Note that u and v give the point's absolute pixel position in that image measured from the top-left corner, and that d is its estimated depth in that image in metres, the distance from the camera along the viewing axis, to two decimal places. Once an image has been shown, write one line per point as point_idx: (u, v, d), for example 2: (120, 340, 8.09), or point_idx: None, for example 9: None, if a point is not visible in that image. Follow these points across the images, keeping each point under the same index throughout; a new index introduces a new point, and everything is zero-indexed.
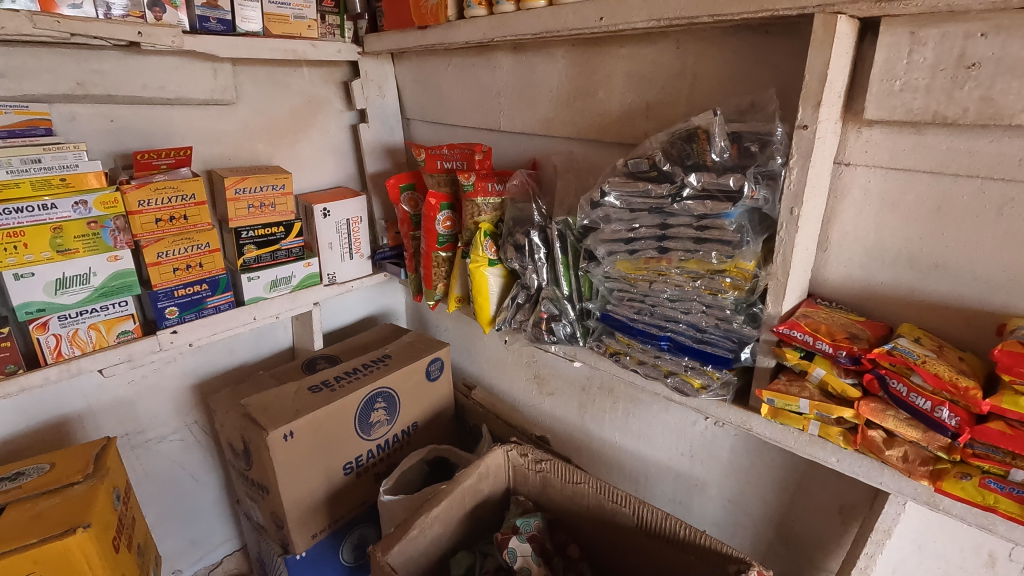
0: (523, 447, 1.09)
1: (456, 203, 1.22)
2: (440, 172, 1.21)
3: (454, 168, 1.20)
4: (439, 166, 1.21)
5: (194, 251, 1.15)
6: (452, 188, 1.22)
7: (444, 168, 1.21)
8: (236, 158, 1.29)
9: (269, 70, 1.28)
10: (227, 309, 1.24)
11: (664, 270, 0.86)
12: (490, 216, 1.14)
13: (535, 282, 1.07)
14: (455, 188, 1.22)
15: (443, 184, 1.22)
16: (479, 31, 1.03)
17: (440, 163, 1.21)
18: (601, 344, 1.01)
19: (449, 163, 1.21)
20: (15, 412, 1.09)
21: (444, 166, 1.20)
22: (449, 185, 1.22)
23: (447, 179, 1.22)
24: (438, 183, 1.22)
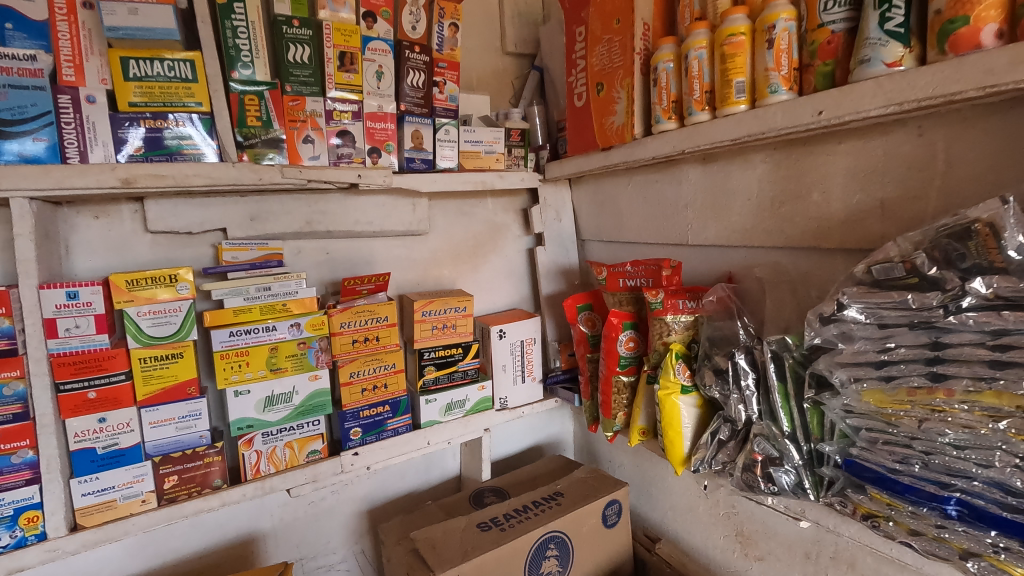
0: None
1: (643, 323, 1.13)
2: (622, 290, 1.15)
3: (638, 286, 1.13)
4: (620, 284, 1.15)
5: (382, 371, 1.18)
6: (640, 308, 1.13)
7: (625, 286, 1.14)
8: (424, 283, 1.36)
9: (458, 202, 1.38)
10: (404, 431, 1.23)
11: (941, 405, 0.64)
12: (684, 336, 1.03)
13: (743, 414, 0.90)
14: (641, 308, 1.13)
15: (626, 303, 1.14)
16: (670, 144, 0.99)
17: (622, 280, 1.15)
18: (845, 504, 0.76)
19: (631, 281, 1.14)
20: (213, 525, 1.14)
21: (626, 284, 1.14)
22: (634, 304, 1.14)
23: (631, 297, 1.14)
24: (620, 303, 1.14)
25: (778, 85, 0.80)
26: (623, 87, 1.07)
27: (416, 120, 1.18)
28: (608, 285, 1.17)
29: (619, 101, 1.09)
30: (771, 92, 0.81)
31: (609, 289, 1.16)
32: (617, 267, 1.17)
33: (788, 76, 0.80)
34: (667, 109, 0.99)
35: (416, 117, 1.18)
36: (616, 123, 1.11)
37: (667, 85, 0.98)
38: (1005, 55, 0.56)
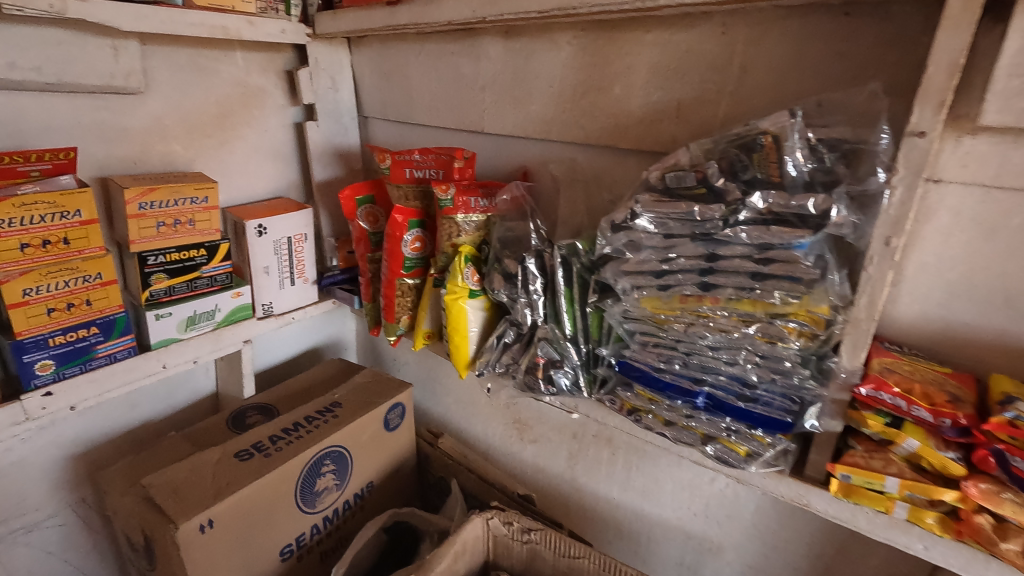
0: (506, 513, 0.88)
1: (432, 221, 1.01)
2: (408, 182, 0.99)
3: (427, 179, 0.99)
4: (406, 175, 0.99)
5: (80, 284, 0.90)
6: (429, 203, 1.00)
7: (413, 177, 0.99)
8: (145, 162, 1.02)
9: (189, 53, 1.02)
10: (126, 357, 0.98)
11: (707, 311, 0.67)
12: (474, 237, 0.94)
13: (529, 318, 0.87)
14: (430, 203, 1.00)
15: (413, 197, 0.99)
16: (469, 8, 0.82)
17: (409, 171, 0.99)
18: (615, 400, 0.80)
19: (419, 172, 0.99)
20: None
21: (413, 175, 0.99)
22: (422, 199, 1.00)
23: (418, 191, 1.00)
24: (406, 197, 1.00)
25: None
26: None
27: None
28: (392, 175, 1.00)
29: None
30: None
31: (393, 180, 1.00)
32: (403, 154, 1.00)
33: None
34: None
35: None
36: None
37: None
38: None
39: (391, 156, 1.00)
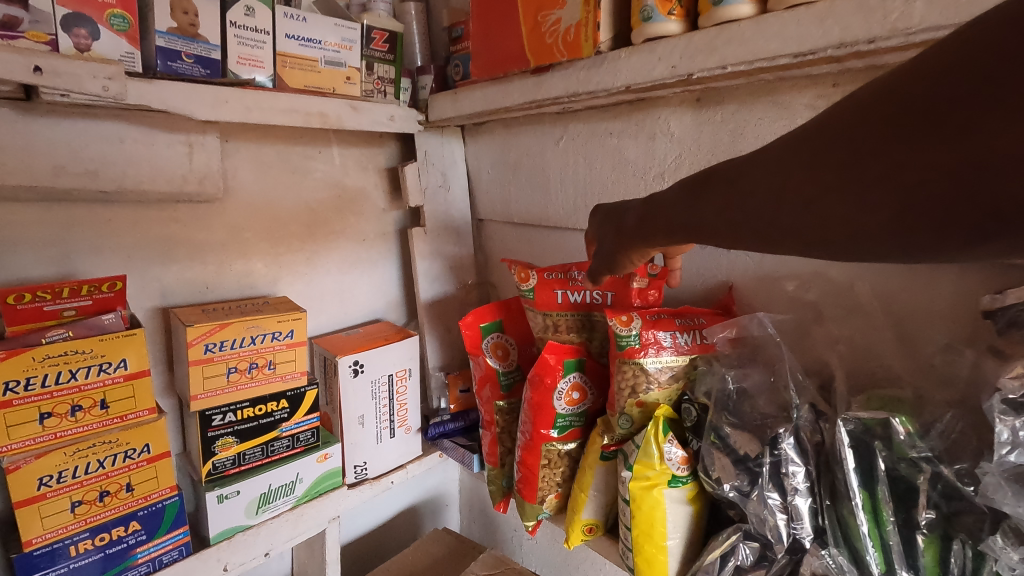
0: None
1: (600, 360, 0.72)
2: (562, 308, 0.72)
3: (591, 303, 0.72)
4: (559, 300, 0.72)
5: (119, 462, 0.62)
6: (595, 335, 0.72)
7: (566, 302, 0.72)
8: (221, 283, 0.80)
9: (278, 150, 0.83)
10: (176, 560, 0.68)
11: None
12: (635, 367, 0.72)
13: (786, 535, 0.53)
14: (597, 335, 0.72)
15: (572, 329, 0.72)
16: (665, 60, 0.57)
17: (561, 292, 0.72)
18: None
19: (577, 294, 0.72)
20: None
21: (569, 297, 0.72)
22: (583, 330, 0.72)
23: (577, 320, 0.72)
24: (561, 330, 0.72)
25: None
26: None
27: None
28: (540, 300, 0.72)
29: None
30: None
31: (542, 307, 0.72)
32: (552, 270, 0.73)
33: None
34: None
35: None
36: (563, 25, 0.65)
37: None
38: None
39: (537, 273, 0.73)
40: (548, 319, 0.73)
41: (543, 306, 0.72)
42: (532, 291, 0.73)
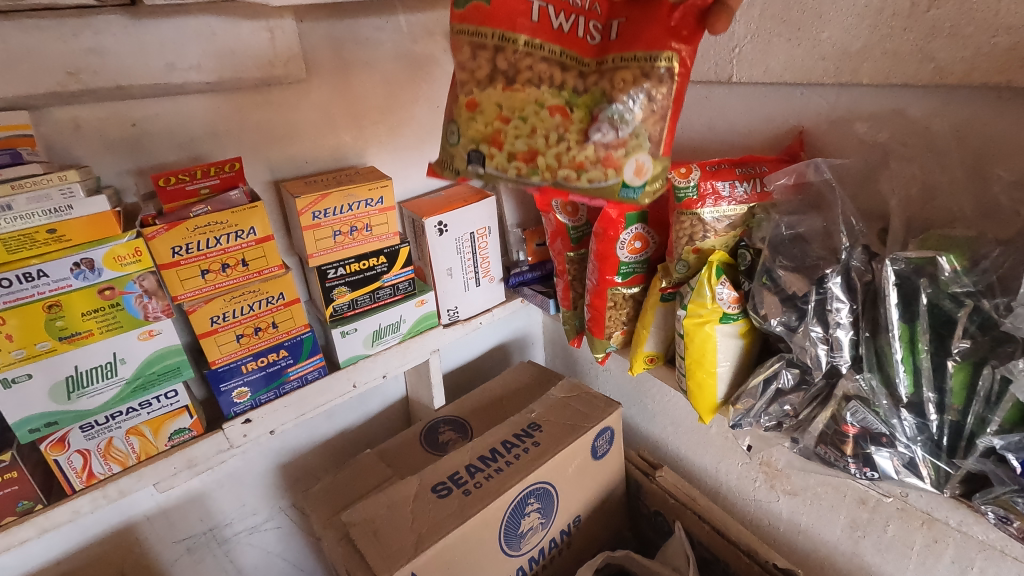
0: None
1: (619, 134, 0.54)
2: (543, 33, 0.55)
3: (589, 46, 0.56)
4: (534, 21, 0.54)
5: (264, 306, 0.79)
6: (597, 86, 0.55)
7: (544, 17, 0.55)
8: (318, 158, 0.89)
9: (351, 23, 0.86)
10: (317, 379, 0.88)
11: None
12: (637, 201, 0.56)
13: (824, 363, 0.58)
14: (606, 93, 0.54)
15: (561, 59, 0.55)
16: None
17: (539, 6, 0.54)
18: (1009, 520, 0.49)
19: (564, 18, 0.55)
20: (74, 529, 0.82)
21: (554, 19, 0.55)
22: (573, 81, 0.55)
23: (566, 59, 0.56)
24: (539, 60, 0.55)
25: None
26: None
27: None
28: (500, 4, 0.54)
29: None
30: None
31: (507, 23, 0.54)
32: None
33: None
34: None
35: None
36: None
37: None
38: None
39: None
40: (520, 32, 0.54)
41: (506, 20, 0.54)
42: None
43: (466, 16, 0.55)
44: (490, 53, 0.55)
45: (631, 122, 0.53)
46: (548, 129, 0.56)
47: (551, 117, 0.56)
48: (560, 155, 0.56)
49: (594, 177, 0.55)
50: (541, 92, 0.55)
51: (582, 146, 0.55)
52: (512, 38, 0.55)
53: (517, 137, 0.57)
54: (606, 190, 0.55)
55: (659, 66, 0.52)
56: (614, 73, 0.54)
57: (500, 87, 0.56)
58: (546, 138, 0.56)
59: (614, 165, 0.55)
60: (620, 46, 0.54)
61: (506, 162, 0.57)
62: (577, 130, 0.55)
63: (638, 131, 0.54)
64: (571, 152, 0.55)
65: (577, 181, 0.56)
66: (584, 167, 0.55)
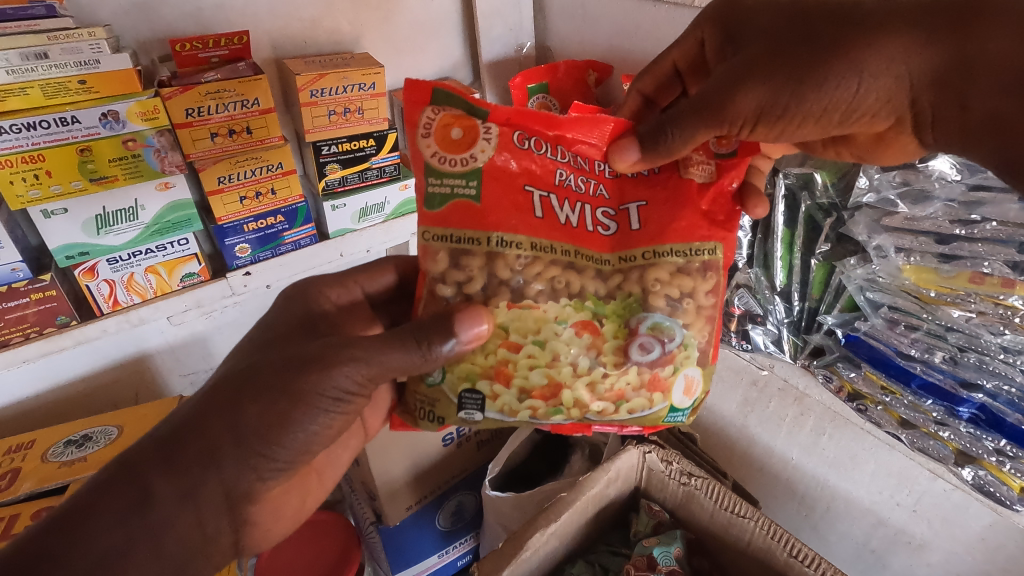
0: (666, 454, 0.96)
1: (665, 349, 0.49)
2: (554, 224, 0.49)
3: (605, 239, 0.49)
4: (535, 215, 0.48)
5: (265, 173, 0.89)
6: (630, 294, 0.49)
7: (546, 209, 0.49)
8: (316, 40, 0.95)
9: None
10: (308, 245, 1.00)
11: (1013, 302, 0.48)
12: (677, 419, 0.52)
13: (727, 258, 0.71)
14: (641, 301, 0.49)
15: (574, 259, 0.49)
16: None
17: (540, 195, 0.48)
18: (830, 379, 0.65)
19: (570, 208, 0.49)
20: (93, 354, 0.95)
21: (561, 203, 0.49)
22: (593, 287, 0.49)
23: (579, 257, 0.49)
24: (549, 262, 0.49)
25: None
26: None
27: None
28: (495, 202, 0.48)
29: None
30: None
31: (504, 223, 0.48)
32: (522, 143, 0.48)
33: None
34: None
35: None
36: None
37: None
38: None
39: (485, 147, 0.48)
40: (522, 232, 0.48)
41: (504, 220, 0.48)
42: (477, 186, 0.48)
43: (450, 217, 0.48)
44: (481, 258, 0.48)
45: (677, 332, 0.49)
46: (574, 353, 0.49)
47: (578, 337, 0.49)
48: (594, 387, 0.49)
49: (636, 405, 0.50)
50: (560, 309, 0.49)
51: (620, 370, 0.49)
52: (513, 240, 0.48)
53: (530, 369, 0.49)
54: (651, 414, 0.51)
55: (701, 256, 0.49)
56: (650, 268, 0.48)
57: (504, 307, 0.49)
58: (571, 368, 0.49)
59: (660, 387, 0.50)
60: (646, 238, 0.48)
61: (518, 403, 0.50)
62: (612, 350, 0.49)
63: (685, 341, 0.50)
64: (607, 380, 0.49)
65: (616, 412, 0.50)
66: (624, 396, 0.50)
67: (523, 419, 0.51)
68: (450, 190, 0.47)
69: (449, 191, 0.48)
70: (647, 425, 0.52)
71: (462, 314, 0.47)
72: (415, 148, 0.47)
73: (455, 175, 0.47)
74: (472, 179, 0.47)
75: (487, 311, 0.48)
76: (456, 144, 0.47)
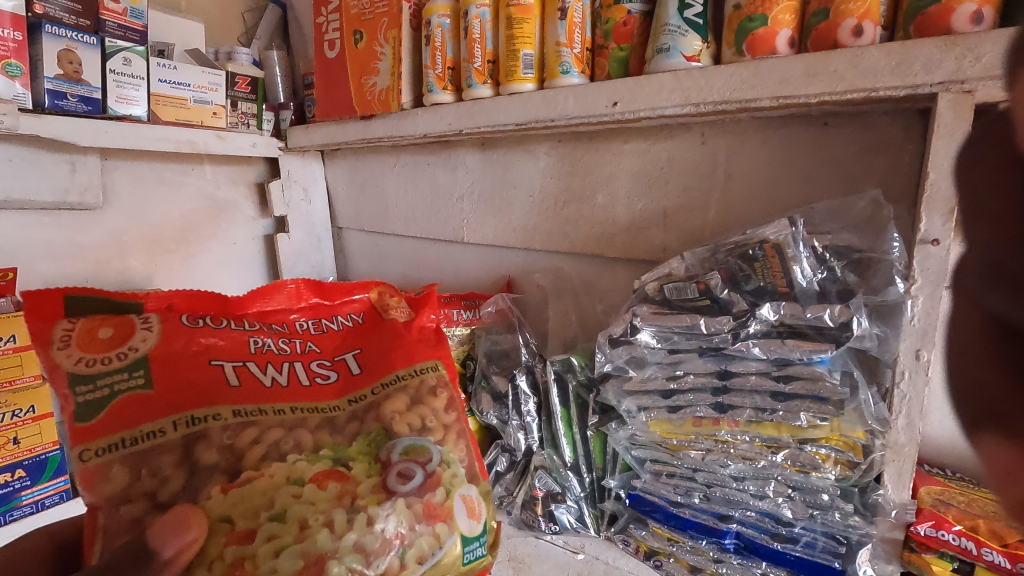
0: None
1: (426, 471, 0.48)
2: (260, 384, 0.49)
3: (322, 388, 0.51)
4: (235, 384, 0.48)
5: (8, 419, 0.77)
6: (371, 425, 0.50)
7: (246, 377, 0.49)
8: (100, 280, 0.97)
9: (157, 168, 1.03)
10: (53, 505, 0.82)
11: (725, 436, 0.60)
12: (476, 553, 0.48)
13: (523, 444, 0.77)
14: (386, 430, 0.50)
15: (297, 413, 0.49)
16: (445, 120, 0.83)
17: (234, 367, 0.49)
18: (627, 540, 0.71)
19: (272, 373, 0.50)
20: None
21: (262, 367, 0.50)
22: (328, 439, 0.48)
23: (301, 412, 0.49)
24: (265, 422, 0.47)
25: (570, 65, 0.70)
26: (387, 42, 0.86)
27: (65, 33, 0.80)
28: (174, 387, 0.45)
29: (383, 57, 0.88)
30: (564, 73, 0.70)
31: (196, 400, 0.45)
32: (191, 328, 0.50)
33: (581, 56, 0.70)
34: (441, 76, 0.82)
35: (65, 29, 0.80)
36: (378, 87, 0.90)
37: (441, 46, 0.80)
38: (799, 65, 0.53)
39: (144, 339, 0.47)
40: (222, 406, 0.46)
41: (195, 400, 0.45)
42: (147, 374, 0.45)
43: (112, 417, 0.42)
44: (174, 452, 0.42)
45: (433, 450, 0.50)
46: (325, 511, 0.43)
47: (325, 488, 0.44)
48: (366, 545, 0.42)
49: (424, 550, 0.44)
50: (293, 466, 0.45)
51: (386, 509, 0.44)
52: (214, 416, 0.45)
53: (276, 556, 0.40)
54: (447, 557, 0.45)
55: (428, 374, 0.55)
56: (384, 400, 0.52)
57: (218, 491, 0.42)
58: (327, 528, 0.42)
59: (441, 516, 0.46)
60: (363, 374, 0.53)
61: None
62: (371, 486, 0.45)
63: (445, 460, 0.50)
64: (376, 526, 0.43)
65: (402, 567, 0.43)
66: (405, 541, 0.43)
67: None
68: (109, 387, 0.44)
69: (109, 391, 0.44)
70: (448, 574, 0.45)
71: (160, 526, 0.38)
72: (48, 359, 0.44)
73: (113, 373, 0.44)
74: (137, 370, 0.45)
75: (195, 510, 0.40)
76: (106, 342, 0.46)
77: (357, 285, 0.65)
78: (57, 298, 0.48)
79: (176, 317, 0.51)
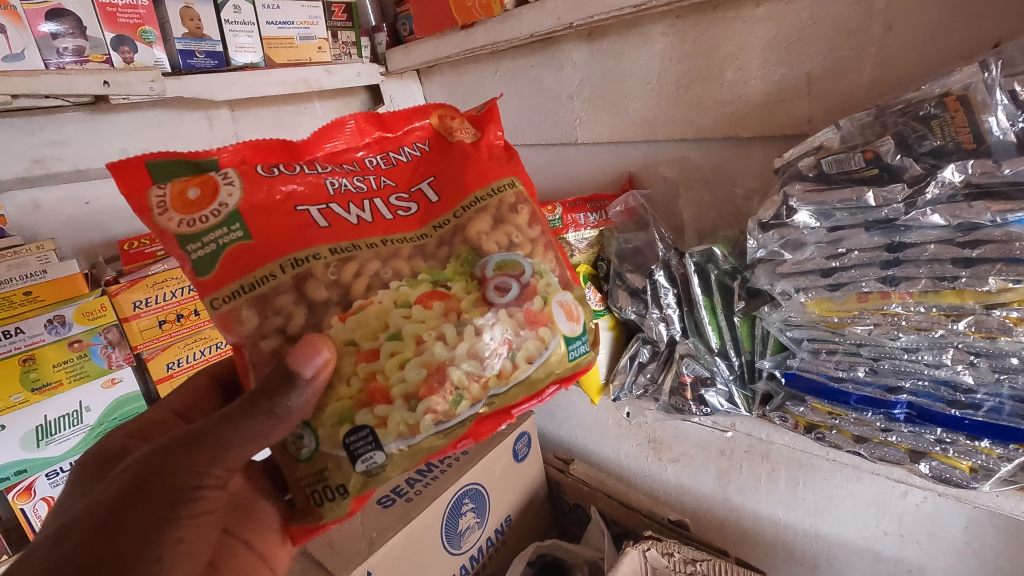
0: (666, 544, 0.83)
1: (522, 282, 0.51)
2: (345, 222, 0.49)
3: (406, 221, 0.51)
4: (324, 225, 0.48)
5: (214, 350, 0.93)
6: (459, 249, 0.51)
7: (333, 217, 0.49)
8: None
9: (274, 110, 1.11)
10: None
11: (896, 309, 0.57)
12: (580, 350, 0.52)
13: (665, 335, 0.80)
14: (473, 252, 0.51)
15: (388, 245, 0.49)
16: (553, 15, 0.79)
17: (319, 210, 0.49)
18: (786, 418, 0.72)
19: (356, 212, 0.50)
20: None
21: (343, 207, 0.50)
22: (423, 265, 0.50)
23: (392, 244, 0.50)
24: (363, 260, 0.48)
25: None
26: None
27: None
28: (270, 235, 0.46)
29: None
30: None
31: (294, 245, 0.46)
32: (269, 177, 0.49)
33: None
34: None
35: None
36: None
37: None
38: None
39: (230, 193, 0.47)
40: (320, 245, 0.47)
41: (294, 244, 0.46)
42: (243, 226, 0.46)
43: (224, 271, 0.45)
44: (289, 292, 0.46)
45: (524, 263, 0.52)
46: (435, 326, 0.47)
47: (429, 306, 0.48)
48: (477, 350, 0.47)
49: (532, 351, 0.49)
50: (397, 291, 0.48)
51: (490, 320, 0.48)
52: (314, 255, 0.46)
53: (402, 368, 0.46)
54: (553, 355, 0.50)
55: (506, 192, 0.54)
56: (468, 223, 0.52)
57: (338, 320, 0.46)
58: (441, 342, 0.47)
59: (541, 322, 0.50)
60: (443, 202, 0.53)
61: (411, 415, 0.45)
62: (471, 301, 0.49)
63: (536, 271, 0.52)
64: (480, 337, 0.47)
65: (514, 367, 0.48)
66: (512, 346, 0.48)
67: (427, 431, 0.46)
68: (214, 244, 0.45)
69: (215, 246, 0.46)
70: (552, 373, 0.51)
71: (298, 347, 0.43)
72: (154, 225, 0.45)
73: (213, 229, 0.46)
74: (234, 224, 0.46)
75: (323, 338, 0.45)
76: (197, 202, 0.47)
77: (414, 110, 0.59)
78: (140, 166, 0.48)
79: (250, 167, 0.50)
